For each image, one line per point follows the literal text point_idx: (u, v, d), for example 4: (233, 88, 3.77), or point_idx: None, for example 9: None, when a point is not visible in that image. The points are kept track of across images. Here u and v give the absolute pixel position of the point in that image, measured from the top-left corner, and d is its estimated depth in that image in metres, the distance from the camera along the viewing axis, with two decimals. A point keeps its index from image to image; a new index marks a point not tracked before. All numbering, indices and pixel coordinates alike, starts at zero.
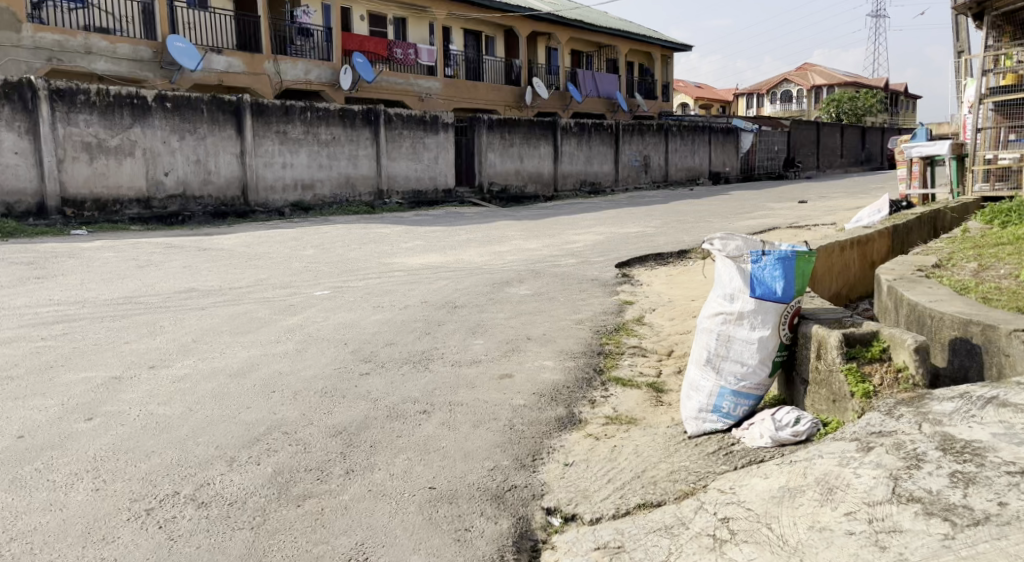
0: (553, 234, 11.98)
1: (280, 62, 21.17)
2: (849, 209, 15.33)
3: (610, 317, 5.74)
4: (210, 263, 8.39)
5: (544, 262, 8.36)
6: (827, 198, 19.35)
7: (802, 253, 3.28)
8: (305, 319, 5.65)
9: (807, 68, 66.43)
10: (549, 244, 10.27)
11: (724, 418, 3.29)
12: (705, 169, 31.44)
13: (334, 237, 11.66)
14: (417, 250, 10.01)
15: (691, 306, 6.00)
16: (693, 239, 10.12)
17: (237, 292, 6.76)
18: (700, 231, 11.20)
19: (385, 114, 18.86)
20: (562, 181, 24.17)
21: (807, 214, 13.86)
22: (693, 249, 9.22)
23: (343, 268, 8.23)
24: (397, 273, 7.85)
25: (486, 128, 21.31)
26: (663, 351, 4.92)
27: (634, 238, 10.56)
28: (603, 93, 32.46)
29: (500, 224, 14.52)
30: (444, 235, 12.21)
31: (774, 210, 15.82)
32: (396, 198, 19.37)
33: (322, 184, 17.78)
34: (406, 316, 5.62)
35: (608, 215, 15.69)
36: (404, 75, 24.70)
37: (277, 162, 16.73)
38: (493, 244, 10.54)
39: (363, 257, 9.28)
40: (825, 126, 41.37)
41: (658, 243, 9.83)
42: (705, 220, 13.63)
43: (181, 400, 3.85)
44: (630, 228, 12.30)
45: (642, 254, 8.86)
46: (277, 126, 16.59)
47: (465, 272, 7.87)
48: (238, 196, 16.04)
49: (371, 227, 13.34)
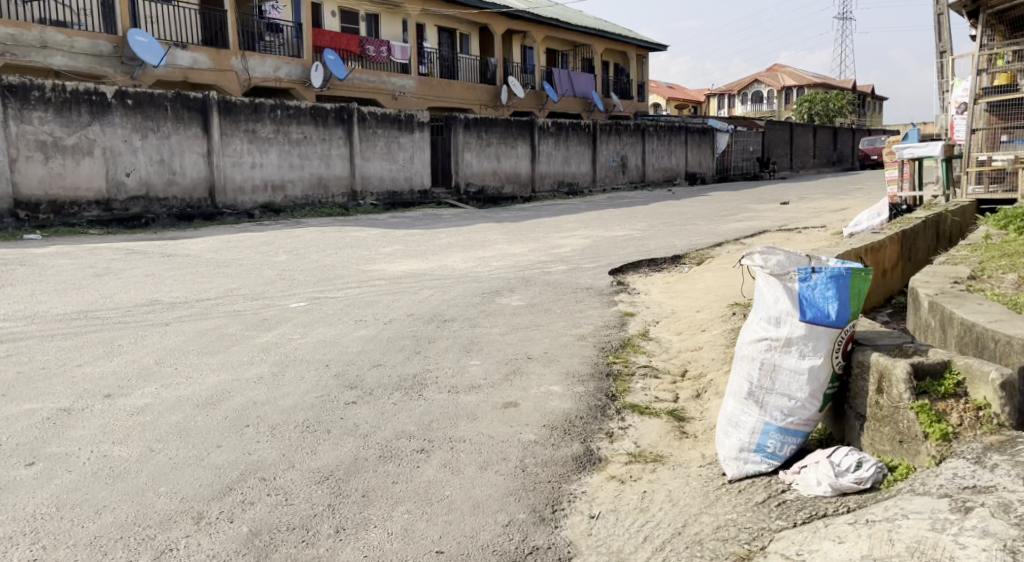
0: (536, 237, 11.58)
1: (248, 59, 20.58)
2: (834, 211, 15.11)
3: (613, 331, 5.33)
4: (175, 271, 7.86)
5: (532, 269, 7.96)
6: (808, 199, 19.16)
7: (858, 271, 2.86)
8: (280, 337, 5.17)
9: (778, 68, 66.81)
10: (535, 249, 9.87)
11: (769, 459, 2.87)
12: (681, 169, 31.24)
13: (307, 241, 11.16)
14: (395, 256, 9.55)
15: (698, 319, 5.61)
16: (684, 243, 9.78)
17: (205, 305, 6.26)
18: (689, 234, 10.86)
19: (358, 112, 18.32)
20: (539, 182, 23.78)
21: (793, 217, 13.61)
22: (686, 255, 8.87)
23: (319, 277, 7.75)
24: (378, 282, 7.39)
25: (462, 127, 20.84)
26: (676, 373, 4.50)
27: (621, 243, 10.20)
28: (579, 92, 32.14)
29: (480, 226, 14.08)
30: (424, 238, 11.77)
31: (758, 211, 15.57)
32: (370, 199, 18.81)
33: (293, 185, 17.20)
34: (392, 333, 5.16)
35: (590, 217, 15.34)
36: (377, 73, 24.14)
37: (245, 162, 16.13)
38: (475, 249, 10.12)
39: (340, 263, 8.81)
40: (799, 127, 41.47)
41: (648, 247, 9.47)
42: (690, 222, 13.32)
43: (138, 438, 3.36)
44: (615, 231, 11.95)
45: (633, 260, 8.49)
46: (245, 125, 16.00)
47: (450, 280, 7.43)
48: (205, 197, 15.42)
49: (346, 230, 12.84)
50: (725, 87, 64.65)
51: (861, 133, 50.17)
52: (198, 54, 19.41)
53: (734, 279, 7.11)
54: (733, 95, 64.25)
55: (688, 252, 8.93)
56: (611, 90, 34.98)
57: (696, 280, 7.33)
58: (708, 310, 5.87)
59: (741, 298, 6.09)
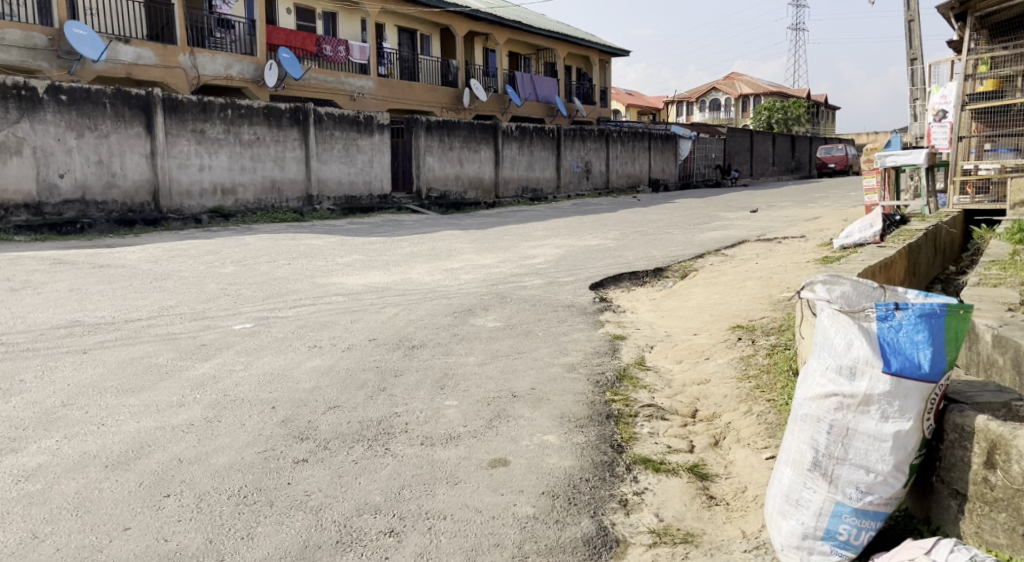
0: (504, 246, 10.95)
1: (197, 56, 19.63)
2: (807, 219, 14.73)
3: (605, 359, 4.69)
4: (105, 285, 7.06)
5: (505, 285, 7.31)
6: (776, 207, 18.85)
7: (955, 306, 2.20)
8: (218, 369, 4.44)
9: (735, 76, 67.34)
10: (504, 260, 9.23)
11: (842, 550, 2.23)
12: (645, 176, 30.88)
13: (258, 250, 10.39)
14: (355, 267, 8.83)
15: (698, 344, 4.98)
16: (663, 254, 9.22)
17: (135, 327, 5.50)
18: (666, 245, 10.32)
19: (314, 113, 17.48)
20: (503, 188, 23.13)
21: (768, 226, 13.16)
22: (669, 267, 8.31)
23: (269, 292, 7.01)
24: (336, 298, 6.67)
25: (424, 130, 20.13)
26: (686, 413, 3.84)
27: (595, 254, 9.61)
28: (542, 97, 31.60)
29: (443, 233, 13.41)
30: (384, 247, 11.05)
31: (729, 219, 15.14)
32: (327, 204, 17.98)
33: (244, 189, 16.33)
34: (351, 364, 4.46)
35: (557, 225, 14.77)
36: (334, 73, 23.34)
37: (193, 164, 15.27)
38: (440, 260, 9.45)
39: (292, 276, 8.06)
40: (759, 134, 41.53)
41: (626, 259, 8.89)
42: (663, 231, 12.79)
43: (19, 517, 2.63)
44: (587, 240, 11.37)
45: (613, 274, 7.89)
46: (192, 124, 15.15)
47: (415, 297, 6.75)
48: (148, 201, 14.54)
49: (301, 238, 12.07)
50: (684, 95, 64.84)
51: (818, 141, 50.57)
52: (143, 50, 18.46)
53: (727, 296, 6.53)
54: (692, 102, 64.48)
55: (669, 265, 8.37)
56: (574, 95, 34.52)
57: (685, 296, 6.74)
58: (707, 333, 5.26)
59: (740, 319, 5.50)
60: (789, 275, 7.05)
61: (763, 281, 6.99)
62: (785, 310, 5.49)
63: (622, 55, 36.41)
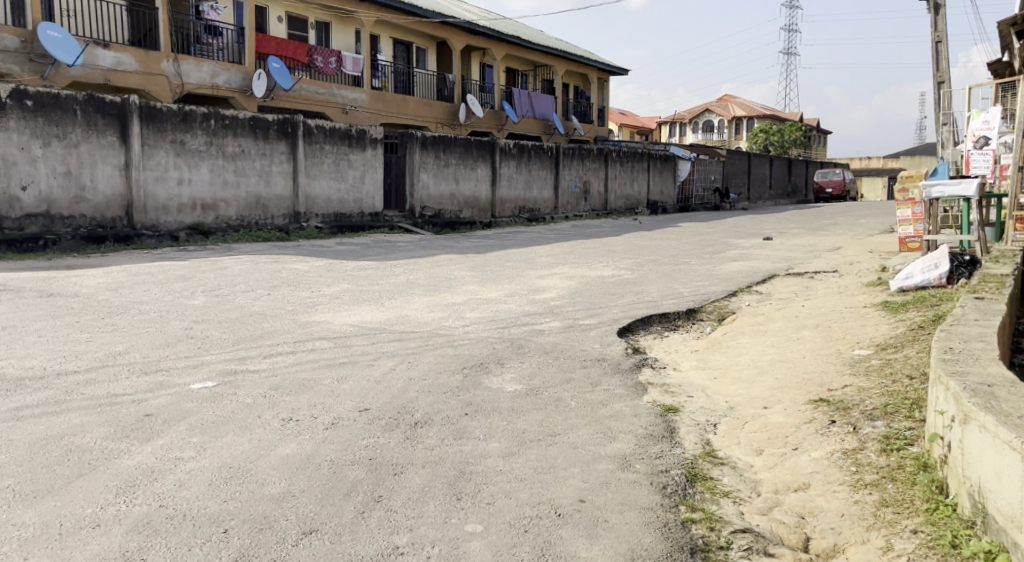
0: (508, 276, 9.91)
1: (181, 63, 18.62)
2: (828, 249, 13.75)
3: (662, 448, 3.65)
4: (46, 323, 5.99)
5: (518, 329, 6.29)
6: (788, 233, 17.94)
7: None
8: (161, 457, 3.38)
9: (729, 98, 66.83)
10: (510, 295, 8.22)
11: None
12: (644, 198, 29.97)
13: (234, 275, 9.33)
14: (343, 299, 7.81)
15: (775, 426, 3.93)
16: (690, 291, 8.24)
17: (69, 385, 4.44)
18: (688, 280, 9.34)
19: (304, 125, 16.48)
20: (500, 208, 22.13)
21: (790, 257, 12.21)
22: (702, 307, 7.34)
23: (241, 333, 5.97)
24: (323, 343, 5.64)
25: (419, 145, 19.14)
26: (795, 544, 2.79)
27: (613, 288, 8.62)
28: (539, 114, 30.70)
29: (436, 257, 12.35)
30: (375, 274, 10.01)
31: (744, 248, 14.18)
32: (314, 222, 16.92)
33: (226, 205, 15.28)
34: (336, 452, 3.42)
35: (560, 250, 13.78)
36: (326, 84, 22.37)
37: (171, 177, 14.24)
38: (439, 292, 8.43)
39: (269, 310, 7.02)
40: (757, 157, 40.72)
41: (650, 297, 7.88)
42: (677, 260, 11.82)
43: None
44: (598, 270, 10.37)
45: (641, 315, 6.90)
46: (172, 135, 14.13)
47: (415, 343, 5.73)
48: (121, 216, 13.47)
49: (284, 261, 11.03)
50: (678, 116, 64.22)
51: (815, 166, 49.93)
52: (123, 55, 17.44)
53: (784, 349, 5.53)
54: (685, 124, 63.91)
55: (702, 304, 7.40)
56: (571, 113, 33.66)
57: (733, 348, 5.73)
58: (781, 406, 4.23)
59: (817, 389, 4.48)
60: (851, 323, 6.06)
61: (820, 330, 5.99)
62: (872, 379, 4.45)
63: (621, 74, 35.60)
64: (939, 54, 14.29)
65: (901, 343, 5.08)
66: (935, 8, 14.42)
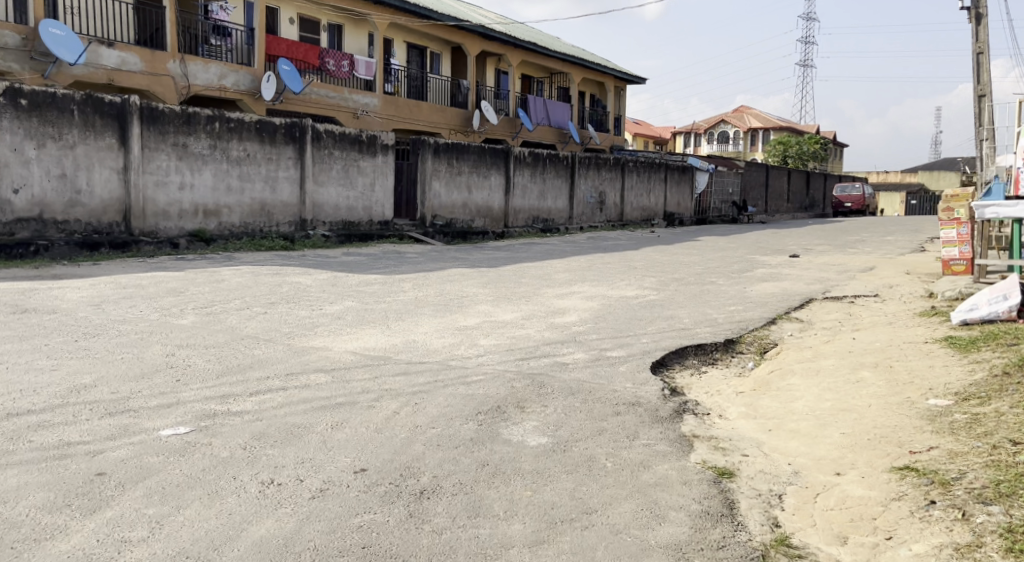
0: (524, 295, 9.24)
1: (189, 63, 18.09)
2: (860, 270, 13.00)
3: (724, 533, 2.99)
4: (10, 347, 5.37)
5: (538, 361, 5.64)
6: (814, 250, 17.22)
7: None
8: (102, 541, 2.74)
9: (744, 110, 66.15)
10: (527, 318, 7.57)
11: None
12: (660, 209, 29.26)
13: (230, 289, 8.72)
14: (346, 320, 7.18)
15: (858, 502, 3.26)
16: (724, 318, 7.57)
17: (14, 430, 3.78)
18: (719, 303, 8.67)
19: (312, 130, 15.90)
20: (513, 218, 21.49)
21: (823, 279, 11.51)
22: (740, 338, 6.70)
23: (228, 361, 5.32)
24: (319, 377, 5.00)
25: (432, 152, 18.53)
26: None
27: (639, 312, 7.96)
28: (555, 122, 30.08)
29: (447, 271, 11.70)
30: (383, 289, 9.39)
31: (770, 266, 13.49)
32: (321, 230, 16.31)
33: (229, 211, 14.69)
34: (322, 539, 2.79)
35: (578, 265, 13.13)
36: (337, 88, 21.83)
37: (172, 181, 13.67)
38: (451, 313, 7.79)
39: (262, 332, 6.39)
40: (775, 169, 39.91)
41: (682, 325, 7.19)
42: (703, 280, 11.12)
43: None
44: (620, 290, 9.70)
45: (675, 346, 6.27)
46: (174, 137, 13.57)
47: (423, 377, 5.08)
48: (118, 222, 12.89)
49: (286, 274, 10.42)
50: (692, 126, 63.55)
51: (833, 179, 49.06)
52: (128, 54, 16.93)
53: (844, 394, 4.86)
54: (700, 134, 63.23)
55: (740, 335, 6.76)
56: (587, 122, 33.02)
57: (784, 390, 5.06)
58: (858, 474, 3.55)
59: (897, 451, 3.80)
60: (916, 362, 5.37)
61: (882, 370, 5.31)
62: (964, 440, 3.76)
63: (638, 82, 34.95)
64: (980, 66, 13.51)
65: (988, 394, 4.38)
66: (977, 18, 13.66)
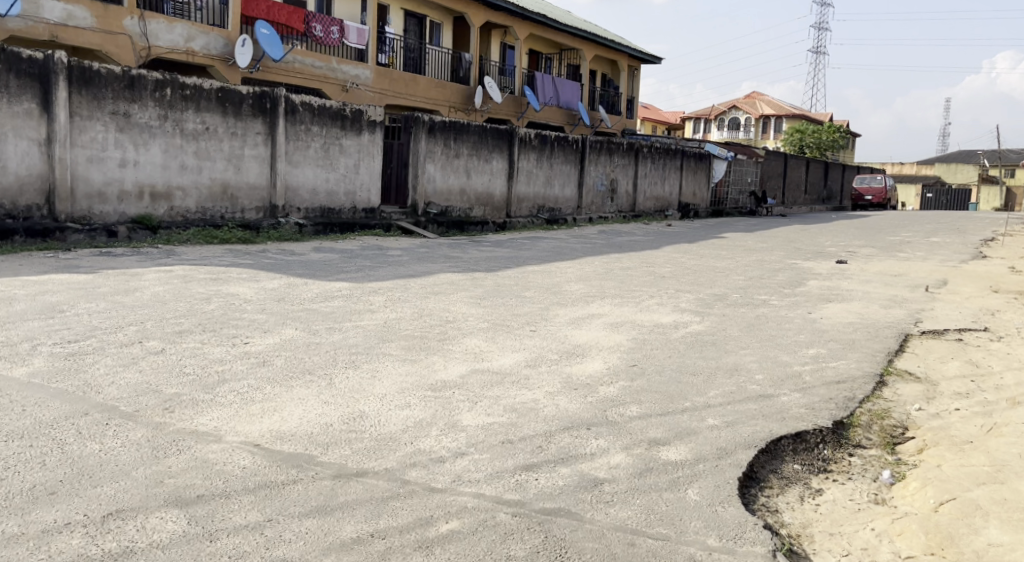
0: (527, 322, 7.05)
1: (149, 21, 15.91)
2: (933, 285, 10.77)
3: None
4: None
5: (553, 477, 3.44)
6: (860, 255, 15.06)
7: None
8: None
9: (755, 96, 63.56)
10: (532, 370, 5.34)
11: None
12: (675, 200, 26.93)
13: (137, 305, 6.48)
14: (273, 370, 4.95)
15: None
16: (812, 374, 5.37)
17: None
18: (790, 343, 6.47)
19: (286, 101, 13.63)
20: (516, 206, 19.20)
21: (898, 299, 9.31)
22: (853, 417, 4.49)
23: (27, 474, 3.10)
24: (168, 525, 2.77)
25: (426, 131, 16.24)
26: None
27: (690, 358, 5.73)
28: (563, 102, 27.75)
29: (432, 278, 9.48)
30: (346, 308, 7.20)
31: (822, 277, 11.27)
32: (295, 217, 14.06)
33: (183, 194, 12.45)
34: None
35: (591, 271, 10.92)
36: (324, 57, 19.57)
37: (111, 157, 11.42)
38: (426, 356, 5.57)
39: (123, 397, 4.10)
40: (794, 158, 37.47)
41: (759, 389, 4.99)
42: (751, 298, 8.91)
43: None
44: (652, 316, 7.49)
45: (763, 436, 4.08)
46: (113, 105, 11.34)
47: (352, 526, 2.89)
48: (39, 205, 10.64)
49: (226, 280, 8.20)
50: (701, 111, 61.19)
51: (851, 171, 46.66)
52: (76, 7, 14.78)
53: None
54: (710, 120, 60.87)
55: (851, 410, 4.56)
56: (598, 104, 30.64)
57: None
58: None
59: None
60: None
61: None
62: None
63: (653, 62, 32.53)
64: None
65: None
66: None
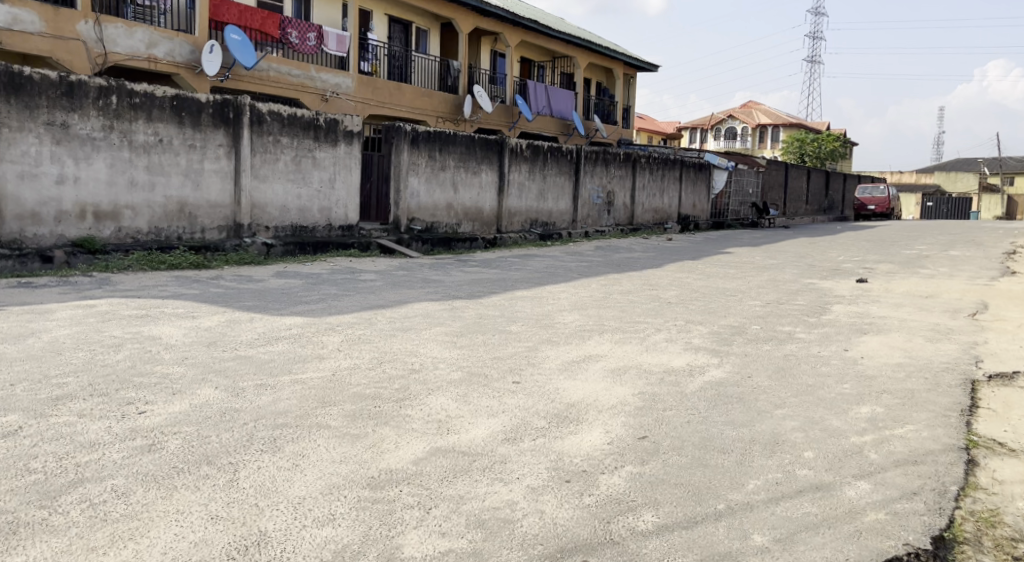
0: (510, 369, 5.75)
1: (106, 26, 14.68)
2: (977, 310, 9.48)
3: None
4: None
5: None
6: (880, 272, 13.83)
7: None
8: None
9: (751, 105, 62.57)
10: (512, 449, 4.04)
11: None
12: (674, 212, 25.71)
13: (22, 357, 5.20)
14: (156, 459, 3.64)
15: None
16: (878, 451, 4.09)
17: None
18: (836, 397, 5.19)
19: (252, 110, 12.39)
20: (506, 221, 17.92)
21: (943, 329, 8.03)
22: (955, 527, 3.28)
23: None
24: None
25: (408, 142, 14.98)
26: None
27: (716, 427, 4.43)
28: (557, 112, 26.55)
29: (402, 309, 8.18)
30: (289, 354, 5.91)
31: (847, 301, 10.00)
32: (263, 237, 12.78)
33: (134, 213, 11.17)
34: None
35: (587, 297, 9.63)
36: (300, 65, 18.34)
37: (47, 173, 10.16)
38: (375, 429, 4.28)
39: None
40: (795, 168, 36.26)
41: (814, 477, 3.71)
42: (775, 332, 7.61)
43: None
44: (663, 359, 6.19)
45: None
46: (48, 114, 10.09)
47: None
48: None
49: (156, 317, 6.91)
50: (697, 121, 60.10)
51: (852, 181, 45.50)
52: (23, 11, 13.56)
53: None
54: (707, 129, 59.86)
55: (949, 516, 3.34)
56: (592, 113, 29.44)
57: None
58: None
59: None
60: None
61: None
62: None
63: (649, 69, 31.35)
64: None
65: None
66: None
